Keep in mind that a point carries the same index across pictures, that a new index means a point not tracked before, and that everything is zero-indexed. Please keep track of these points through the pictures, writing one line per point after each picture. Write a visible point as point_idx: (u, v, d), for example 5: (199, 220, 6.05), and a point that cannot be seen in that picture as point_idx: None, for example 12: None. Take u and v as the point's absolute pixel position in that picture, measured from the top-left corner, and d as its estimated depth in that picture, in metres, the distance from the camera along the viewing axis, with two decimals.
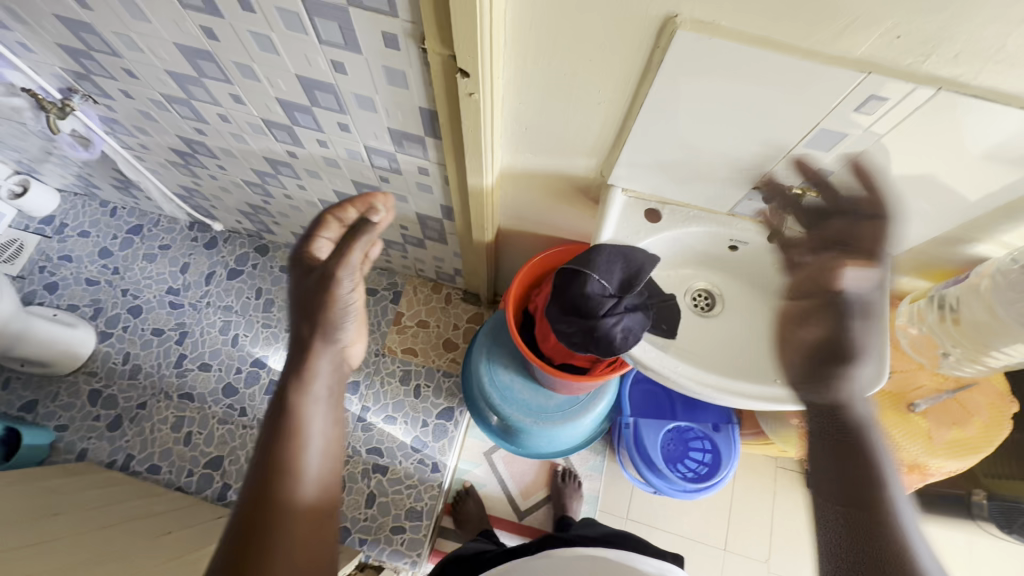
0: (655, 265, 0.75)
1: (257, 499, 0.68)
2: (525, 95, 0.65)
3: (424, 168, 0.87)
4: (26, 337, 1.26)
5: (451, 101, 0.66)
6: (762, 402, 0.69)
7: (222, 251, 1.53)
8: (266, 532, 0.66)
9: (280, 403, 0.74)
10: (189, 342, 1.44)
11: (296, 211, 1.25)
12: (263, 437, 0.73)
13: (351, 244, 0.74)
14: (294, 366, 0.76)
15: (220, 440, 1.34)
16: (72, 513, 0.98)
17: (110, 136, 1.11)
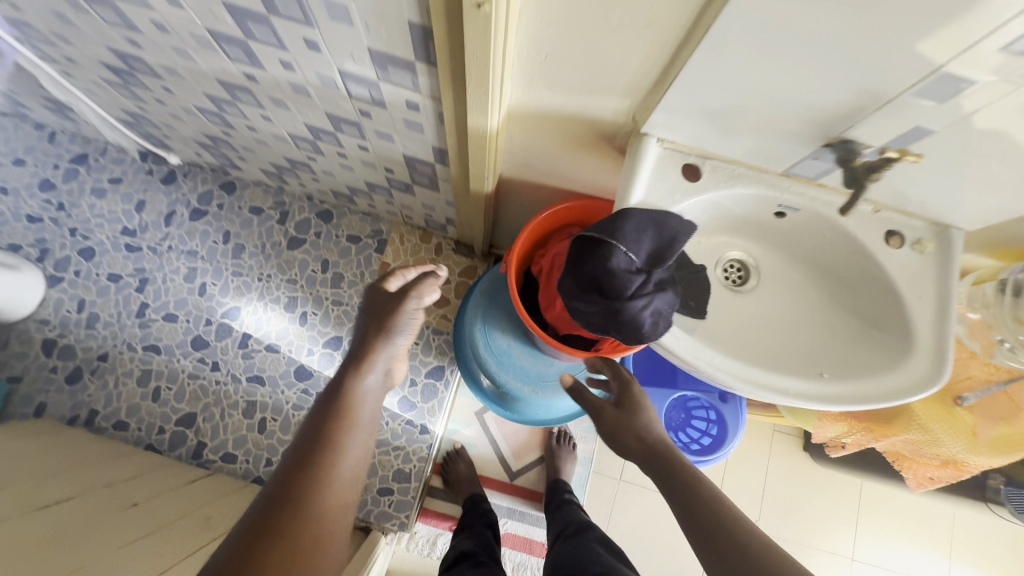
0: (691, 234, 0.63)
1: (297, 473, 0.58)
2: (549, 11, 0.49)
3: (413, 103, 0.71)
4: None
5: (452, 14, 0.49)
6: (802, 400, 0.58)
7: (181, 187, 1.36)
8: (305, 513, 0.56)
9: (335, 391, 0.68)
10: (151, 290, 1.30)
11: (264, 145, 1.08)
12: (306, 420, 0.65)
13: (423, 282, 0.81)
14: (352, 359, 0.72)
15: (192, 396, 1.25)
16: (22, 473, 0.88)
17: (24, 44, 0.90)
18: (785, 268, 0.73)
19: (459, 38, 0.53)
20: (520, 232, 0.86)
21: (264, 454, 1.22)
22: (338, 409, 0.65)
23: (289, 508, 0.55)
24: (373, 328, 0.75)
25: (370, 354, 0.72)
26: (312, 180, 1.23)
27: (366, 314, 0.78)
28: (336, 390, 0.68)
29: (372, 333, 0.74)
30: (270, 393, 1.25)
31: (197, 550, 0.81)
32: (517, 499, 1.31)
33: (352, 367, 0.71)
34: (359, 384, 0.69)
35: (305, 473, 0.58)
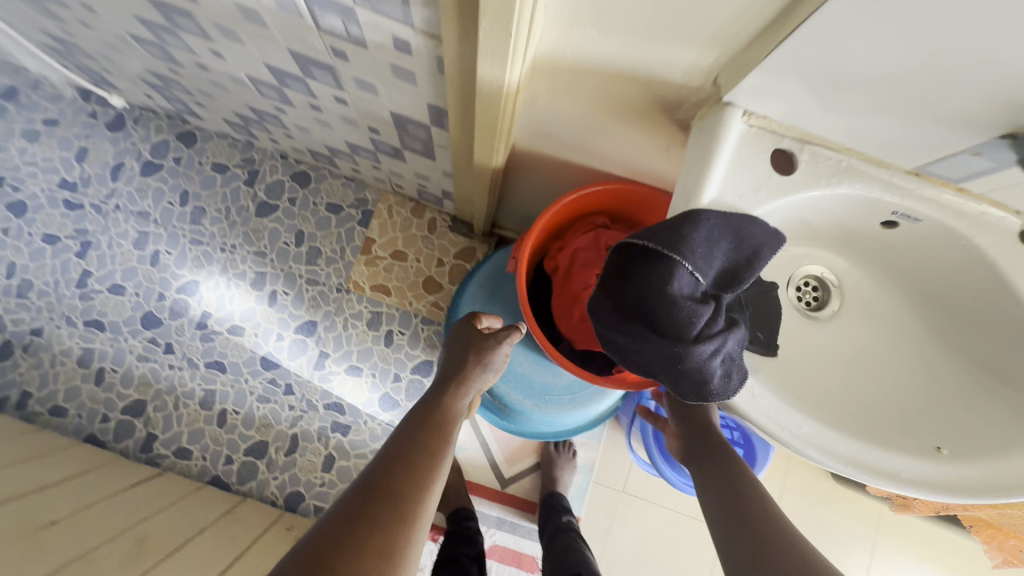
0: (778, 246, 0.45)
1: (399, 471, 0.51)
2: None
3: (402, 41, 0.52)
4: None
5: None
6: (890, 480, 0.44)
7: (131, 136, 1.15)
8: (401, 517, 0.48)
9: (431, 405, 0.62)
10: (94, 256, 1.12)
11: (220, 89, 0.88)
12: (399, 427, 0.58)
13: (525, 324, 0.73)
14: (445, 377, 0.66)
15: (141, 382, 1.09)
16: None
17: None
18: (878, 290, 0.56)
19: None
20: (535, 223, 0.71)
21: (224, 451, 1.07)
22: (435, 421, 0.59)
23: (387, 505, 0.47)
24: (465, 351, 0.69)
25: (466, 374, 0.66)
26: (284, 135, 1.03)
27: (457, 340, 0.72)
28: (431, 403, 0.62)
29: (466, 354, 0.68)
30: (231, 381, 1.10)
31: None
32: (507, 507, 1.19)
33: (447, 386, 0.64)
34: (456, 403, 0.63)
35: (406, 476, 0.51)
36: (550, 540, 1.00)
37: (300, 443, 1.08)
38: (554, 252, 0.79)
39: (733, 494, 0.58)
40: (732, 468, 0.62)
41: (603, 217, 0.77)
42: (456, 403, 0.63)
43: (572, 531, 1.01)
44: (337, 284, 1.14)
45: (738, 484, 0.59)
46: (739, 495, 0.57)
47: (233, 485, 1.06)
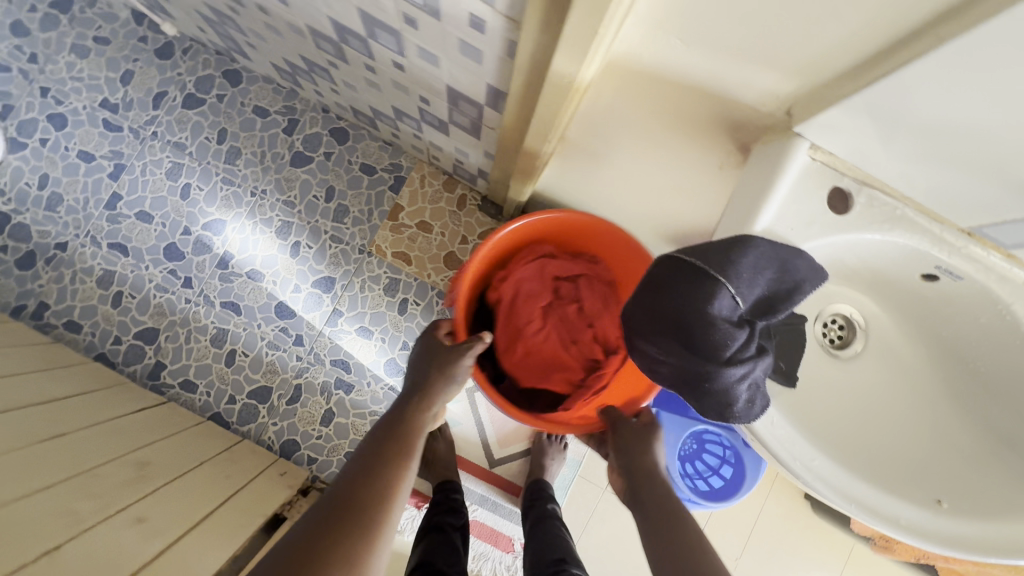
0: (819, 283, 0.46)
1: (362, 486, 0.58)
2: None
3: (478, 20, 0.52)
4: None
5: None
6: (894, 527, 0.45)
7: (178, 66, 1.15)
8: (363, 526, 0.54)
9: (397, 420, 0.68)
10: (126, 180, 1.12)
11: (276, 34, 0.87)
12: (372, 436, 0.66)
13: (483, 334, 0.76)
14: (414, 389, 0.73)
15: (157, 311, 1.11)
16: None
17: None
18: (905, 338, 0.57)
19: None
20: (472, 264, 0.84)
21: (229, 390, 1.10)
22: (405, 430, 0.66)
23: (353, 514, 0.55)
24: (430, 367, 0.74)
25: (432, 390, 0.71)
26: (331, 90, 1.03)
27: (424, 352, 0.78)
28: (400, 413, 0.69)
29: (434, 366, 0.75)
30: (244, 323, 1.12)
31: (121, 509, 0.69)
32: (492, 487, 1.22)
33: (415, 397, 0.71)
34: (424, 411, 0.70)
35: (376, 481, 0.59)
36: (532, 537, 0.99)
37: (302, 394, 1.11)
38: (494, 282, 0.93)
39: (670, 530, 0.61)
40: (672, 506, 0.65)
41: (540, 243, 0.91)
42: (425, 412, 0.70)
43: (556, 529, 0.99)
44: (360, 245, 1.15)
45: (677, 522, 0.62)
46: (673, 527, 0.62)
47: (233, 425, 1.09)
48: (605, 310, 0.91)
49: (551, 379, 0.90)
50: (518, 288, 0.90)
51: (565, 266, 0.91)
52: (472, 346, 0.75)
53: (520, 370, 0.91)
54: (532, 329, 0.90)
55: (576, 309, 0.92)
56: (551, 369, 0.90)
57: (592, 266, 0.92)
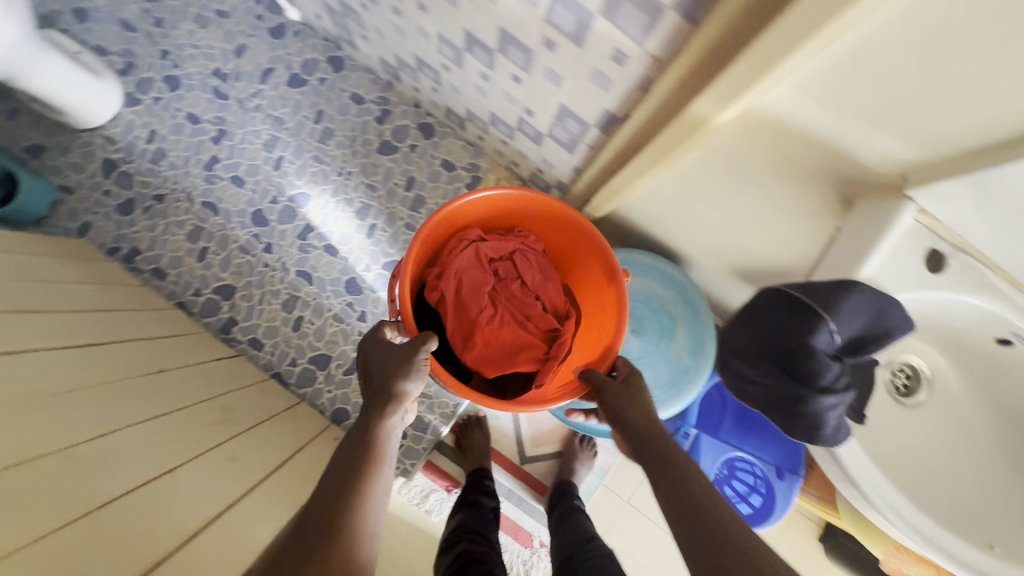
0: (908, 332, 0.51)
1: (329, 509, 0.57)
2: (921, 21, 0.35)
3: (621, 54, 0.58)
4: (36, 71, 1.02)
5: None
6: (950, 560, 0.52)
7: (287, 46, 1.23)
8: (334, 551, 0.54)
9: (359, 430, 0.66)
10: (226, 145, 1.20)
11: (399, 34, 0.94)
12: (337, 455, 0.64)
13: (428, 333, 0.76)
14: (377, 398, 0.70)
15: (237, 270, 1.18)
16: (44, 297, 0.81)
17: None
18: (968, 395, 0.61)
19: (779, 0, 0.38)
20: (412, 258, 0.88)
21: (291, 353, 1.17)
22: (373, 443, 0.64)
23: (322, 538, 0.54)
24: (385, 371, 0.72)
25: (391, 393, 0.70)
26: (430, 89, 1.10)
27: (390, 355, 0.74)
28: (365, 424, 0.66)
29: (400, 371, 0.71)
30: (315, 293, 1.19)
31: (216, 445, 0.76)
32: (520, 483, 1.26)
33: (380, 405, 0.69)
34: (393, 421, 0.68)
35: (347, 501, 0.58)
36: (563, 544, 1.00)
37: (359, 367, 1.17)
38: (432, 281, 0.97)
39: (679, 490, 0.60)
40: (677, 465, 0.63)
41: (470, 229, 0.98)
42: (393, 422, 0.68)
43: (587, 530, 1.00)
44: None
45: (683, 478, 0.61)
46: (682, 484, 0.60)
47: (291, 385, 1.16)
48: (546, 279, 1.01)
49: (517, 360, 0.94)
50: (459, 279, 0.96)
51: (497, 246, 0.98)
52: (426, 342, 0.76)
53: (481, 363, 0.94)
54: (486, 318, 0.95)
55: (516, 284, 1.00)
56: (513, 352, 0.95)
57: (523, 241, 1.01)
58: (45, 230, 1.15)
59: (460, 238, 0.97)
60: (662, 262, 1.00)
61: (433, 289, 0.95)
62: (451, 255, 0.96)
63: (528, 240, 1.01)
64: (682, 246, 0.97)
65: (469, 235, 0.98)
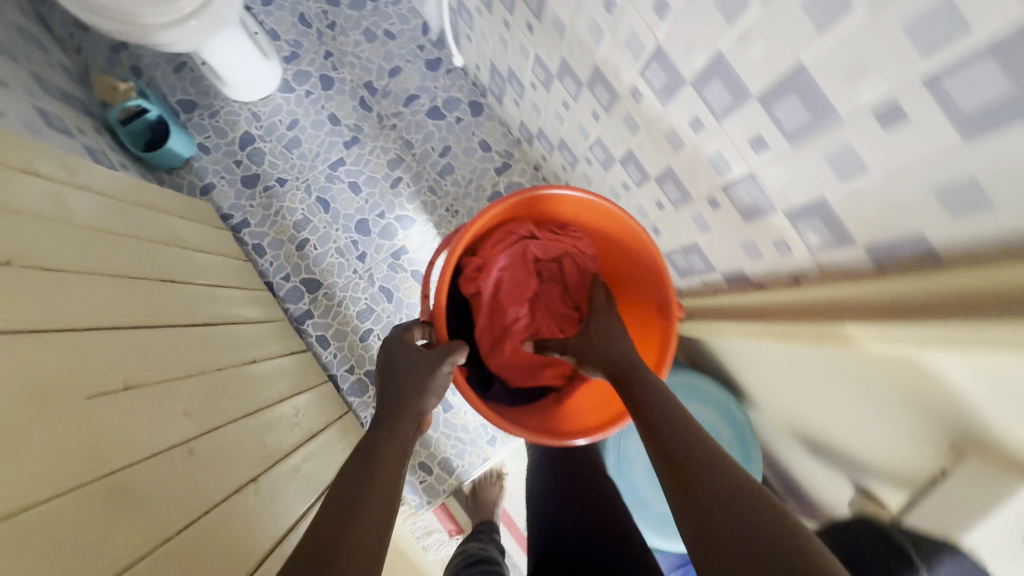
0: None
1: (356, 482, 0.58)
2: None
3: (785, 245, 0.61)
4: (225, 49, 1.11)
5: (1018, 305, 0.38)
6: None
7: (438, 80, 1.30)
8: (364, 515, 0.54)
9: (383, 428, 0.69)
10: (355, 152, 1.28)
11: (557, 119, 0.99)
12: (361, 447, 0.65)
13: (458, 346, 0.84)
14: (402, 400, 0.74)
15: (327, 268, 1.24)
16: (176, 262, 0.87)
17: None
18: None
19: (981, 305, 0.41)
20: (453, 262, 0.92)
21: (352, 361, 1.22)
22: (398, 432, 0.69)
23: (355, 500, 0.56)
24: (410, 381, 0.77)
25: (416, 405, 0.74)
26: (560, 165, 1.15)
27: (414, 361, 0.80)
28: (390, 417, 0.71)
29: (423, 377, 0.78)
30: (390, 312, 1.24)
31: (289, 453, 0.80)
32: (521, 549, 1.28)
33: (403, 403, 0.73)
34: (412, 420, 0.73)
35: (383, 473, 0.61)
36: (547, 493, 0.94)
37: None
38: (471, 272, 1.02)
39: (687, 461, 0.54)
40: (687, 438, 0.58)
41: (515, 228, 1.01)
42: (415, 423, 0.73)
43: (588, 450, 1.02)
44: None
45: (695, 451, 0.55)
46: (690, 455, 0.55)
47: (342, 391, 1.21)
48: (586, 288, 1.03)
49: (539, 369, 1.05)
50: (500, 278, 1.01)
51: (541, 249, 1.00)
52: (449, 355, 0.82)
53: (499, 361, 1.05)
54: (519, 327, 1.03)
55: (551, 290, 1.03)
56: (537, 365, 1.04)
57: (576, 242, 1.02)
58: (171, 180, 1.23)
59: (505, 235, 1.00)
60: (733, 402, 1.02)
61: (472, 283, 1.02)
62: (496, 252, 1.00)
63: (580, 242, 1.02)
64: (754, 390, 0.98)
65: (513, 234, 1.00)
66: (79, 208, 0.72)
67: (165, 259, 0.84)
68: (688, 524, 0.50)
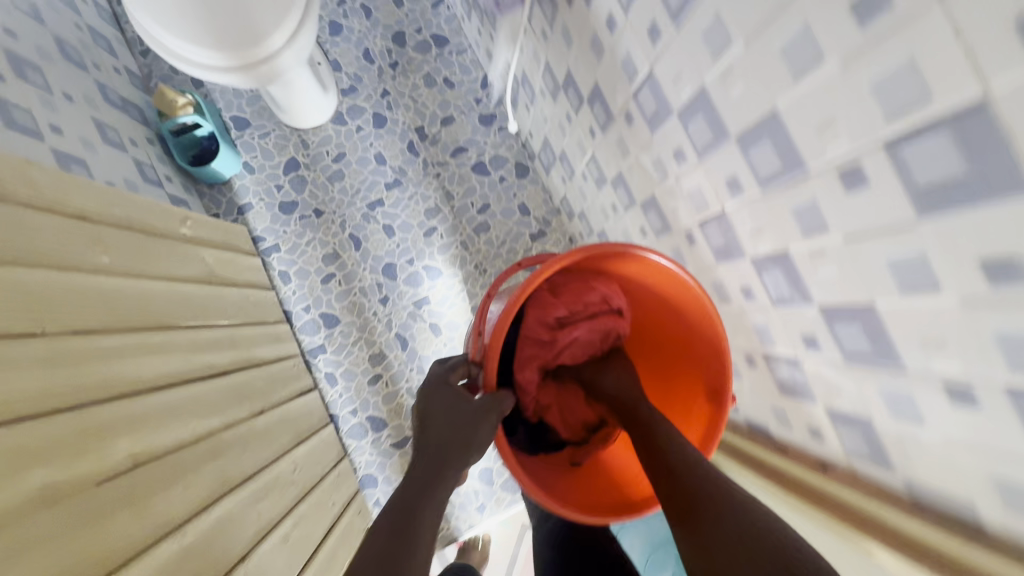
0: None
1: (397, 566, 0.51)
2: None
3: (818, 433, 0.59)
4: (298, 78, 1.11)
5: None
6: None
7: (489, 136, 1.30)
8: None
9: (425, 483, 0.61)
10: (395, 194, 1.28)
11: (602, 215, 0.98)
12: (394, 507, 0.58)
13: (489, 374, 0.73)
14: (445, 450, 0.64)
15: (348, 306, 1.24)
16: (204, 302, 0.88)
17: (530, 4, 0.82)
18: None
19: None
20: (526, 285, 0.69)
21: (355, 404, 1.22)
22: (436, 494, 0.60)
23: None
24: (454, 422, 0.67)
25: (459, 456, 0.65)
26: None
27: (457, 409, 0.69)
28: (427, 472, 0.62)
29: (471, 422, 0.67)
30: (401, 360, 1.23)
31: (280, 520, 0.79)
32: None
33: (445, 455, 0.64)
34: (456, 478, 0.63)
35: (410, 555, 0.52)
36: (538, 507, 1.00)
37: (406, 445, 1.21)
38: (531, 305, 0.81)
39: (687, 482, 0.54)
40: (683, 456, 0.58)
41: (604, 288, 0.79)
42: (458, 476, 0.64)
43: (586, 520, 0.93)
44: None
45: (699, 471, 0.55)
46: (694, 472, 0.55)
47: (341, 432, 1.21)
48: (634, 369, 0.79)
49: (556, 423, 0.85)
50: (563, 340, 0.78)
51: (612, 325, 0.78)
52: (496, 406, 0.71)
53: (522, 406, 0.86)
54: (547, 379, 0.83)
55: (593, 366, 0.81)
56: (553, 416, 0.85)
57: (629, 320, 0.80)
58: (210, 194, 1.24)
59: (593, 299, 0.78)
60: None
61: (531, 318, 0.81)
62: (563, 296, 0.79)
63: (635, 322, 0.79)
64: None
65: (599, 301, 0.78)
66: (122, 251, 0.73)
67: (194, 302, 0.84)
68: (686, 544, 0.50)
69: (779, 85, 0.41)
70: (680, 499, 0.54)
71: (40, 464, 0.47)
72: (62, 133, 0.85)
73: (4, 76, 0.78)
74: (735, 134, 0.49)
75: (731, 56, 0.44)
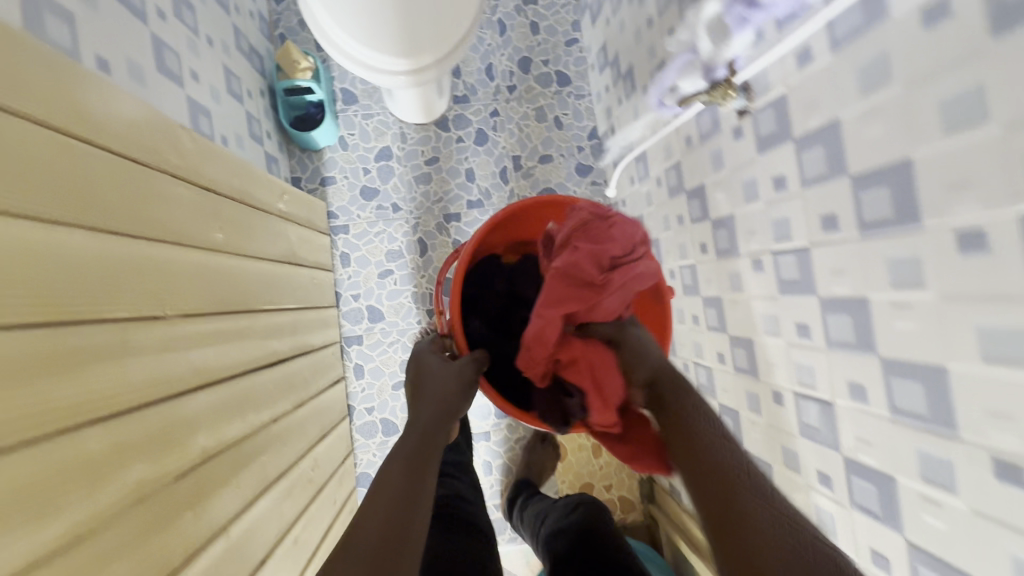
0: None
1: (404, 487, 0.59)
2: None
3: None
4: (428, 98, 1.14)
5: None
6: None
7: (580, 187, 1.30)
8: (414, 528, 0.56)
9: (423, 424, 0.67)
10: (473, 214, 1.28)
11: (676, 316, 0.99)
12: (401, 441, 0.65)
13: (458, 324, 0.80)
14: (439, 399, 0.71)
15: (396, 306, 1.25)
16: (282, 285, 0.88)
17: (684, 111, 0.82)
18: None
19: None
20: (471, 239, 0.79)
21: (374, 402, 1.23)
22: (438, 439, 0.67)
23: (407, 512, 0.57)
24: (448, 377, 0.73)
25: (453, 404, 0.71)
26: None
27: (449, 367, 0.74)
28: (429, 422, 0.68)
29: (457, 394, 0.72)
30: None
31: (295, 522, 0.80)
32: None
33: (442, 407, 0.70)
34: (446, 441, 0.69)
35: (414, 507, 0.57)
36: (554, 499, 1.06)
37: None
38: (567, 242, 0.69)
39: (708, 457, 0.54)
40: (701, 422, 0.57)
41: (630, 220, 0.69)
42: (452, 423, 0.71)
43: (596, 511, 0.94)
44: None
45: (716, 439, 0.55)
46: (712, 441, 0.55)
47: (352, 424, 1.22)
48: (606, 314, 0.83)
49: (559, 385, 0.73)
50: (620, 274, 0.65)
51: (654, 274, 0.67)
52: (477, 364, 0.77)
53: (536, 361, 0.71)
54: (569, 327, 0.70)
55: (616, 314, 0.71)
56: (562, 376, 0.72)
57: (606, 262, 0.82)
58: (299, 157, 1.24)
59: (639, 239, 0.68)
60: None
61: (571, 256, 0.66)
62: (612, 231, 0.67)
63: None
64: None
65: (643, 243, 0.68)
66: (235, 228, 0.74)
67: (274, 282, 0.85)
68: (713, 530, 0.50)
69: (963, 354, 0.42)
70: (703, 472, 0.53)
71: (134, 460, 0.47)
72: (198, 81, 0.84)
73: (166, 15, 0.77)
74: (884, 357, 0.50)
75: (916, 297, 0.45)
